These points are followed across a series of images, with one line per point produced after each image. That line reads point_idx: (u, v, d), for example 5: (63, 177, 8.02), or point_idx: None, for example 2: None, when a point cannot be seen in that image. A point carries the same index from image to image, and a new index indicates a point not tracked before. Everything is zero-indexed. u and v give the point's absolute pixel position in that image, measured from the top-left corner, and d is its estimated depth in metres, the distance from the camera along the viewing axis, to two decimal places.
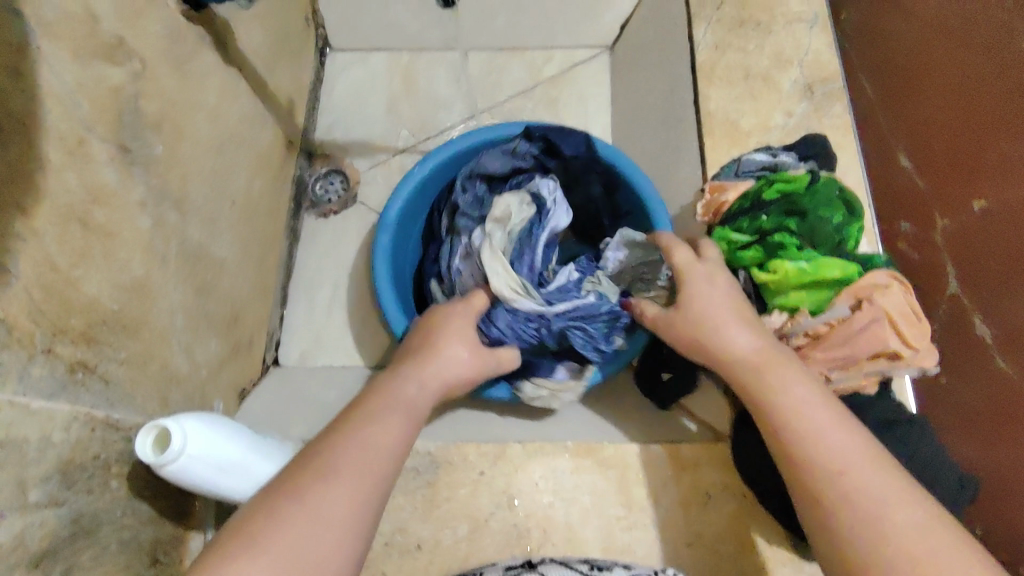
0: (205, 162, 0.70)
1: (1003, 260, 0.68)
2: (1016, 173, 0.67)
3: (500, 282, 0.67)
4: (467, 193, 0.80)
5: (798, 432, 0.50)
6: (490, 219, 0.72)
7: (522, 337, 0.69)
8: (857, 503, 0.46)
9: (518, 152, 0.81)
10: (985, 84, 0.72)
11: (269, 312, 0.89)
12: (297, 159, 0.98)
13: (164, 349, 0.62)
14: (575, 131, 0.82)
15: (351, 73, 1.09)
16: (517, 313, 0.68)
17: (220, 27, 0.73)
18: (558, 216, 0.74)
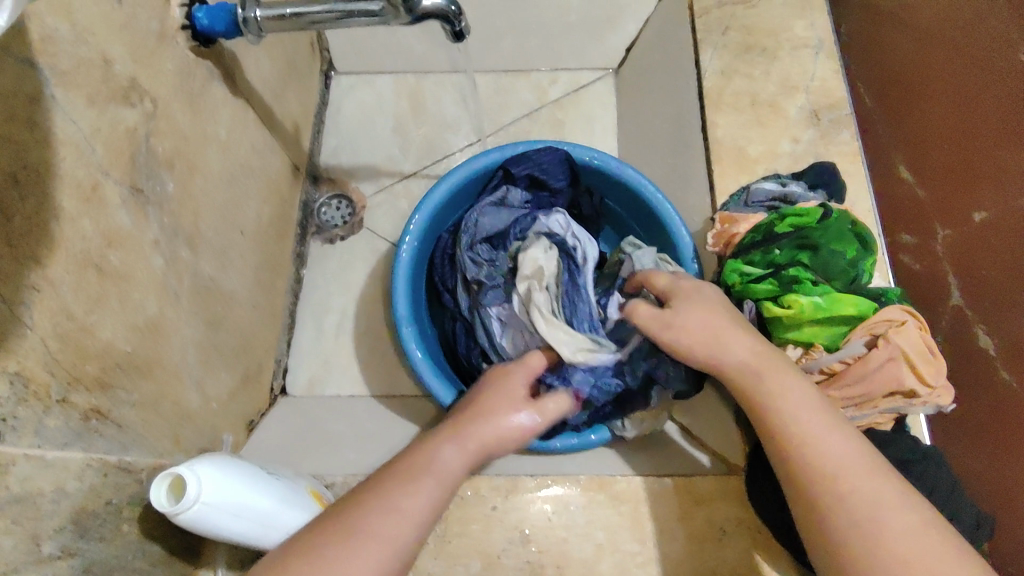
0: (216, 195, 0.70)
1: (1005, 272, 0.68)
2: (1013, 182, 0.67)
3: (568, 349, 0.69)
4: (479, 263, 0.80)
5: (792, 434, 0.50)
6: (522, 280, 0.75)
7: (608, 390, 0.71)
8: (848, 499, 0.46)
9: (510, 202, 0.83)
10: (984, 94, 0.72)
11: (279, 339, 0.89)
12: (304, 184, 0.98)
13: (176, 387, 0.62)
14: (552, 158, 0.83)
15: (357, 96, 1.09)
16: (596, 370, 0.70)
17: (230, 60, 0.73)
18: (587, 251, 0.79)
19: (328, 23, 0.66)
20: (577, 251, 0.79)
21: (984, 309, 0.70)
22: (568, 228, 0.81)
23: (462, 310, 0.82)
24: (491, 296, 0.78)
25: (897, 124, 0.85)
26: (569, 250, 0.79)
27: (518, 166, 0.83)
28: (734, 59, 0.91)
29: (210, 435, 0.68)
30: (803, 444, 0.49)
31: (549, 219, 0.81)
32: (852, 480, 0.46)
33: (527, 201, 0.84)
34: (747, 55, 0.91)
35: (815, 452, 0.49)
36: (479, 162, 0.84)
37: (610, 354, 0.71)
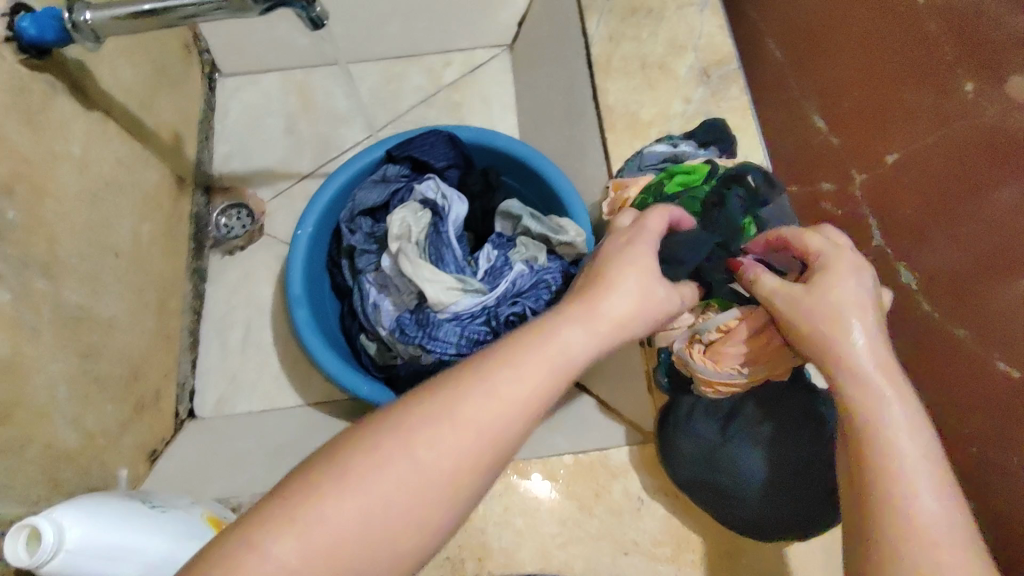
0: (76, 218, 0.65)
1: (918, 208, 0.68)
2: (923, 120, 0.67)
3: (433, 289, 0.71)
4: (357, 233, 0.80)
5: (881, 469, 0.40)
6: (392, 240, 0.74)
7: (478, 338, 0.72)
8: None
9: (389, 178, 0.81)
10: (887, 38, 0.71)
11: (179, 361, 0.84)
12: (193, 195, 0.93)
13: (48, 429, 0.58)
14: (433, 139, 0.81)
15: (244, 98, 1.04)
16: (458, 316, 0.72)
17: (76, 70, 0.68)
18: (455, 209, 0.78)
19: (194, 17, 0.62)
20: (447, 211, 0.78)
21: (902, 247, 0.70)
22: (439, 190, 0.78)
23: (347, 285, 0.82)
24: (366, 261, 0.79)
25: (805, 69, 0.83)
26: (439, 211, 0.78)
27: (400, 149, 0.80)
28: (620, 23, 0.89)
29: (98, 473, 0.64)
30: (916, 517, 0.38)
31: (424, 183, 0.79)
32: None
33: (405, 175, 0.81)
34: (633, 17, 0.89)
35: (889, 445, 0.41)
36: (363, 157, 0.81)
37: (476, 297, 0.73)
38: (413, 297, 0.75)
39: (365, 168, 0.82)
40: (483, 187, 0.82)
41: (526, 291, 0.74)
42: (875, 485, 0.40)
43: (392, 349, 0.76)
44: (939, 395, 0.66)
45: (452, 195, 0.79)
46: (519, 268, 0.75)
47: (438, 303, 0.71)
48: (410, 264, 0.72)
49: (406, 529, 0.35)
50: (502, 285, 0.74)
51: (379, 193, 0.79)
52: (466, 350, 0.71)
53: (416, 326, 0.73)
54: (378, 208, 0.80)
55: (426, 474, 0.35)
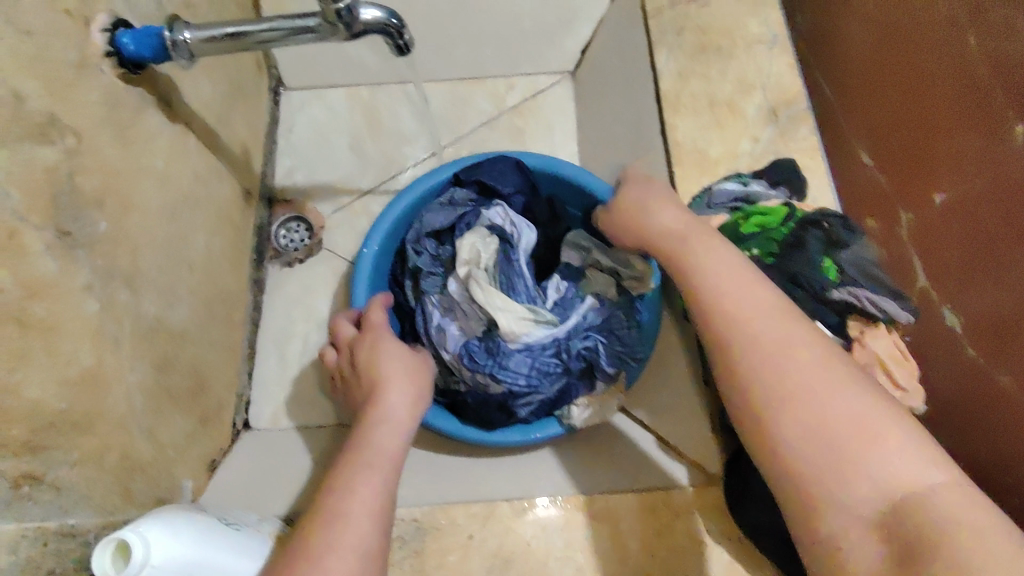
0: (156, 230, 0.67)
1: (960, 254, 0.68)
2: (967, 165, 0.67)
3: (508, 321, 0.74)
4: (423, 255, 0.81)
5: (793, 403, 0.48)
6: (461, 265, 0.76)
7: (548, 370, 0.74)
8: (856, 476, 0.45)
9: (456, 201, 0.82)
10: (932, 79, 0.71)
11: (238, 372, 0.84)
12: (257, 209, 0.94)
13: (124, 438, 0.59)
14: (501, 164, 0.82)
15: (309, 113, 1.05)
16: (529, 346, 0.74)
17: (165, 86, 0.70)
18: (524, 237, 0.81)
19: (269, 42, 0.64)
20: (517, 238, 0.81)
21: (949, 291, 0.69)
22: (507, 217, 0.81)
23: (409, 305, 0.82)
24: (430, 284, 0.79)
25: (853, 109, 0.85)
26: (507, 236, 0.80)
27: (467, 173, 0.83)
28: (690, 58, 0.89)
29: (165, 483, 0.65)
30: (830, 416, 0.47)
31: (491, 212, 0.81)
32: (871, 445, 0.45)
33: (472, 199, 0.83)
34: (703, 54, 0.89)
35: (778, 375, 0.49)
36: (431, 178, 0.83)
37: (548, 329, 0.76)
38: (481, 324, 0.76)
39: (433, 189, 0.83)
40: (549, 217, 0.84)
41: (597, 325, 0.78)
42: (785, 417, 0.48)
43: (455, 374, 0.76)
44: (994, 441, 0.64)
45: (519, 224, 0.82)
46: (590, 302, 0.79)
47: (510, 334, 0.74)
48: (484, 293, 0.75)
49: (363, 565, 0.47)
50: (574, 318, 0.77)
51: (446, 216, 0.80)
52: (535, 382, 0.74)
53: (486, 353, 0.74)
54: (443, 230, 0.81)
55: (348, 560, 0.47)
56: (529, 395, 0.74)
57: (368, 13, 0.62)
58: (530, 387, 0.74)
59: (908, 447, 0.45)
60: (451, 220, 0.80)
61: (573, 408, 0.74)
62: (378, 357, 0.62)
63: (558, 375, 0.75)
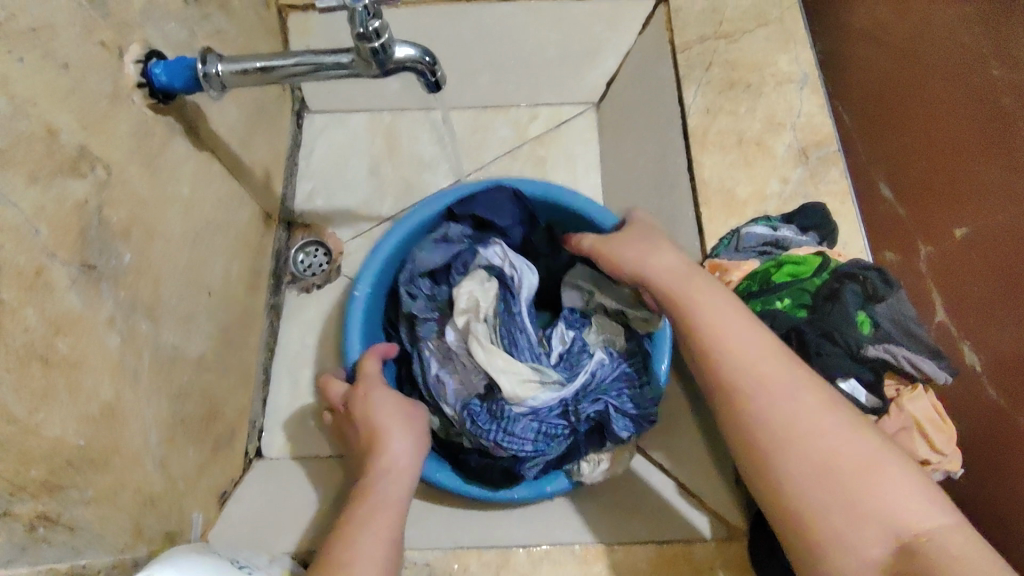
0: (179, 259, 0.66)
1: (983, 288, 0.68)
2: (991, 198, 0.67)
3: (509, 384, 0.71)
4: (417, 299, 0.80)
5: (808, 445, 0.51)
6: (459, 314, 0.76)
7: (556, 433, 0.71)
8: (865, 518, 0.48)
9: (451, 237, 0.82)
10: (957, 110, 0.73)
11: (251, 399, 0.83)
12: (276, 232, 0.93)
13: (138, 473, 0.58)
14: (494, 198, 0.82)
15: (330, 137, 1.05)
16: (535, 410, 0.71)
17: (192, 113, 0.69)
18: (525, 280, 0.79)
19: (295, 76, 0.63)
20: (517, 282, 0.79)
21: (971, 327, 0.69)
22: (505, 258, 0.80)
23: (404, 349, 0.81)
24: (427, 329, 0.78)
25: (875, 140, 0.85)
26: (508, 281, 0.79)
27: (462, 208, 0.83)
28: (718, 95, 0.89)
29: (177, 518, 0.64)
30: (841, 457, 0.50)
31: (489, 252, 0.80)
32: (871, 479, 0.49)
33: (467, 235, 0.83)
34: (733, 90, 0.89)
35: (794, 415, 0.52)
36: (424, 212, 0.82)
37: (555, 390, 0.72)
38: (482, 379, 0.74)
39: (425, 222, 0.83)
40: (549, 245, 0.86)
41: (607, 381, 0.75)
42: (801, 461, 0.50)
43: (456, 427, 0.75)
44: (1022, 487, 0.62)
45: (519, 266, 0.80)
46: (601, 356, 0.76)
47: (514, 397, 0.71)
48: (483, 351, 0.73)
49: None
50: (582, 376, 0.74)
51: (439, 256, 0.80)
52: (542, 447, 0.71)
53: (488, 416, 0.72)
54: (437, 271, 0.81)
55: None
56: (536, 458, 0.71)
57: (401, 51, 0.61)
58: (536, 452, 0.71)
59: (906, 482, 0.48)
60: (446, 259, 0.80)
61: (583, 465, 0.72)
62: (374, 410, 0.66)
63: (564, 435, 0.72)
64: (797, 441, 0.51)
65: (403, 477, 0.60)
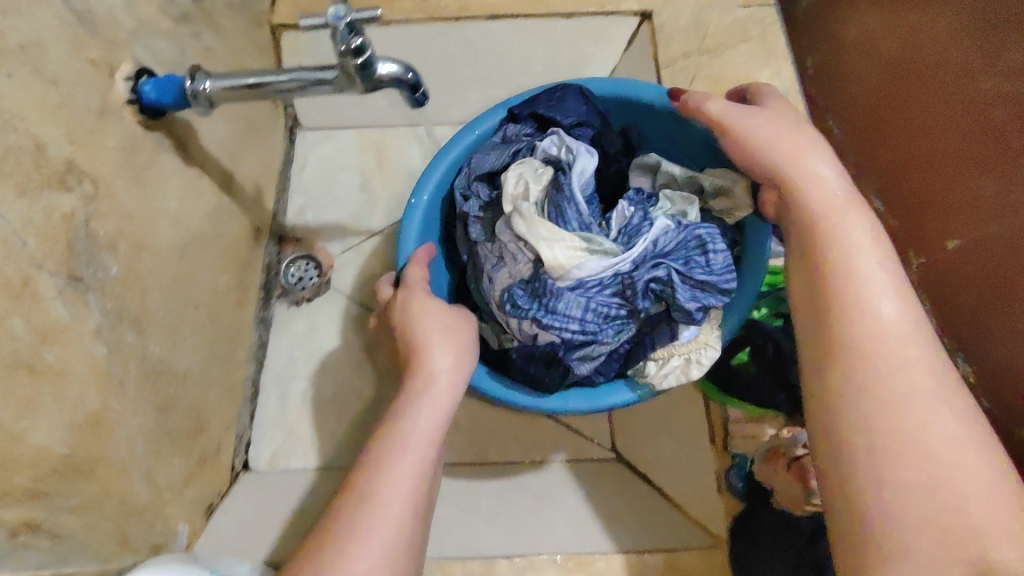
0: (165, 271, 0.68)
1: (973, 295, 0.82)
2: (987, 210, 0.80)
3: (555, 251, 0.71)
4: (472, 200, 0.80)
5: (908, 404, 0.49)
6: (507, 200, 0.76)
7: (608, 313, 0.71)
8: (935, 491, 0.46)
9: (510, 138, 0.82)
10: (951, 125, 0.84)
11: (238, 413, 0.84)
12: (265, 246, 0.95)
13: (124, 482, 0.59)
14: (564, 95, 0.81)
15: (321, 151, 1.05)
16: (580, 283, 0.71)
17: (181, 130, 0.71)
18: (581, 162, 0.76)
19: (291, 92, 0.64)
20: (573, 163, 0.77)
21: (962, 335, 0.83)
22: (562, 145, 0.78)
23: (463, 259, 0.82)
24: (477, 230, 0.79)
25: (868, 152, 0.97)
26: (562, 165, 0.78)
27: (523, 107, 0.82)
28: None
29: (161, 527, 0.65)
30: (937, 434, 0.47)
31: (548, 142, 0.79)
32: (959, 469, 0.46)
33: (529, 134, 0.82)
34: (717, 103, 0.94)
35: (907, 368, 0.50)
36: (483, 124, 0.83)
37: (605, 261, 0.71)
38: (528, 267, 0.73)
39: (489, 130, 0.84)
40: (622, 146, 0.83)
41: (670, 250, 0.72)
42: (901, 411, 0.49)
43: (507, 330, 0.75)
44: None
45: (577, 151, 0.77)
46: (661, 224, 0.72)
47: (559, 269, 0.71)
48: (525, 225, 0.72)
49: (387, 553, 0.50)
50: (640, 246, 0.71)
51: (498, 155, 0.80)
52: (594, 328, 0.71)
53: (530, 297, 0.71)
54: (496, 173, 0.80)
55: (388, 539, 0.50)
56: (587, 347, 0.71)
57: (386, 69, 0.62)
58: (586, 331, 0.70)
59: (996, 488, 0.45)
60: (504, 160, 0.79)
61: (652, 366, 0.71)
62: (418, 319, 0.63)
63: (622, 316, 0.72)
64: (899, 392, 0.49)
65: (441, 402, 0.58)
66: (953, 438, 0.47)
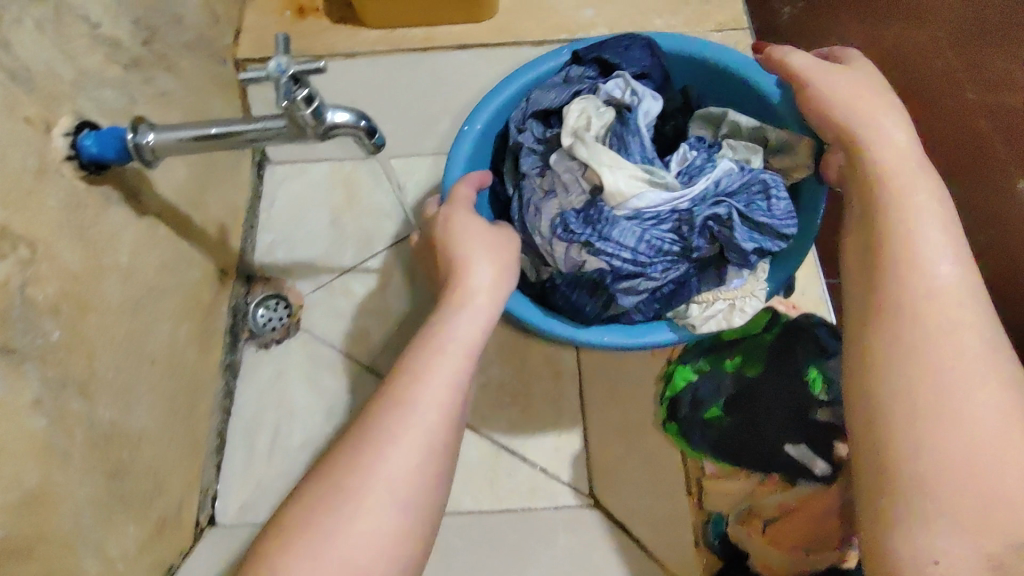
0: (116, 329, 0.65)
1: None
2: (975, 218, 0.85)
3: (615, 181, 0.69)
4: (526, 133, 0.78)
5: (949, 382, 0.46)
6: (566, 132, 0.73)
7: (661, 247, 0.69)
8: (962, 464, 0.44)
9: (571, 79, 0.78)
10: (934, 134, 0.88)
11: (203, 466, 0.82)
12: (234, 288, 0.92)
13: (71, 556, 0.56)
14: (632, 43, 0.78)
15: (290, 186, 1.03)
16: (637, 216, 0.70)
17: (133, 180, 0.68)
18: (645, 104, 0.75)
19: (258, 141, 0.62)
20: (637, 105, 0.75)
21: None
22: (627, 88, 0.75)
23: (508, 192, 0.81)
24: (530, 163, 0.77)
25: None
26: (626, 106, 0.75)
27: (588, 50, 0.79)
28: None
29: None
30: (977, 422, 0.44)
31: (612, 80, 0.76)
32: (997, 457, 0.43)
33: (591, 77, 0.78)
34: None
35: (954, 345, 0.47)
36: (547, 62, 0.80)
37: (665, 195, 0.70)
38: (582, 198, 0.72)
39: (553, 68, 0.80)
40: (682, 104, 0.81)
41: (733, 192, 0.71)
42: (930, 387, 0.46)
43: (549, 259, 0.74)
44: None
45: (640, 93, 0.75)
46: (727, 167, 0.72)
47: (616, 199, 0.69)
48: (587, 152, 0.71)
49: (396, 484, 0.47)
50: (702, 184, 0.70)
51: (559, 94, 0.76)
52: (645, 261, 0.69)
53: (583, 223, 0.70)
54: (553, 111, 0.77)
55: (399, 467, 0.48)
56: (636, 279, 0.69)
57: (339, 116, 0.60)
58: (636, 262, 0.69)
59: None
60: (562, 98, 0.76)
61: (694, 309, 0.71)
62: (460, 238, 0.61)
63: (674, 254, 0.69)
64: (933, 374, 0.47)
65: (477, 320, 0.55)
66: (991, 422, 0.44)
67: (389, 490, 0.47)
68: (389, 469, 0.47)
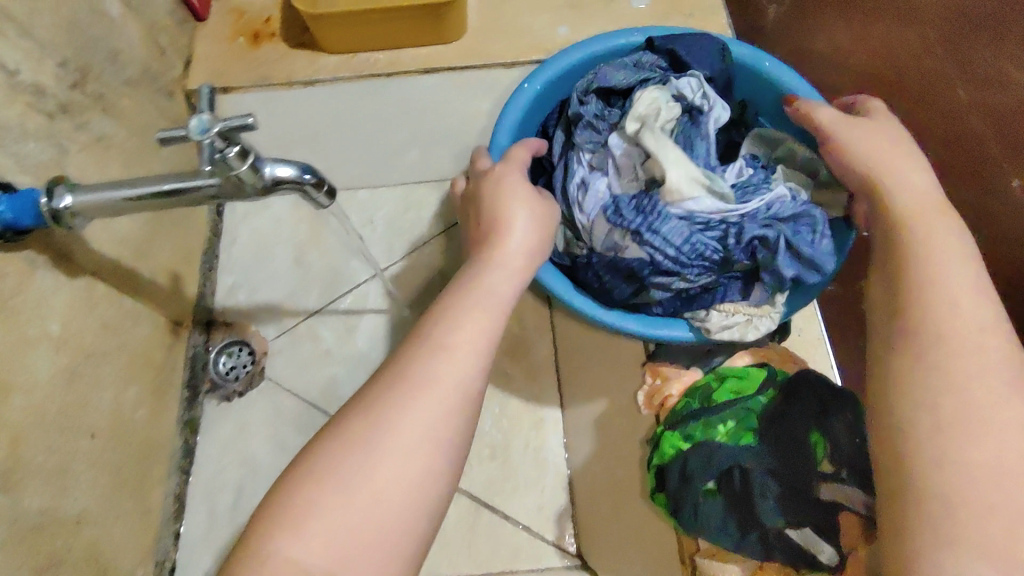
0: (47, 407, 0.59)
1: None
2: None
3: (679, 175, 0.65)
4: (588, 105, 0.72)
5: (971, 416, 0.40)
6: (634, 118, 0.68)
7: (702, 252, 0.65)
8: (987, 491, 0.37)
9: (642, 63, 0.73)
10: None
11: (157, 537, 0.76)
12: (189, 337, 0.85)
13: None
14: (709, 42, 0.72)
15: (252, 223, 0.97)
16: (689, 217, 0.66)
17: (62, 238, 0.62)
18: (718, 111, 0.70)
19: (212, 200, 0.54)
20: (709, 111, 0.70)
21: None
22: (700, 89, 0.70)
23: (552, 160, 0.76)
24: (586, 137, 0.72)
25: None
26: (695, 107, 0.71)
27: (664, 39, 0.73)
28: None
29: None
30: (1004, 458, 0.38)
31: (688, 76, 0.71)
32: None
33: (660, 67, 0.73)
34: None
35: (978, 374, 0.41)
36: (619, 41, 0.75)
37: (719, 202, 0.66)
38: (634, 186, 0.69)
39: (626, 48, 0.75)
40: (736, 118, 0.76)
41: (785, 216, 0.67)
42: (949, 408, 0.41)
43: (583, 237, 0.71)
44: None
45: (714, 98, 0.71)
46: (783, 191, 0.68)
47: (675, 193, 0.65)
48: (655, 141, 0.66)
49: (427, 438, 0.39)
50: (756, 202, 0.67)
51: (630, 74, 0.71)
52: (684, 261, 0.65)
53: (635, 210, 0.66)
54: (618, 91, 0.72)
55: (425, 421, 0.39)
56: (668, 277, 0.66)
57: (282, 168, 0.54)
58: (675, 263, 0.65)
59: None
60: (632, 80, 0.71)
61: (715, 315, 0.67)
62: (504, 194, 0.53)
63: (712, 262, 0.66)
64: (949, 399, 0.41)
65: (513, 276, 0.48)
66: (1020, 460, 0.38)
67: (421, 443, 0.39)
68: (419, 422, 0.39)
